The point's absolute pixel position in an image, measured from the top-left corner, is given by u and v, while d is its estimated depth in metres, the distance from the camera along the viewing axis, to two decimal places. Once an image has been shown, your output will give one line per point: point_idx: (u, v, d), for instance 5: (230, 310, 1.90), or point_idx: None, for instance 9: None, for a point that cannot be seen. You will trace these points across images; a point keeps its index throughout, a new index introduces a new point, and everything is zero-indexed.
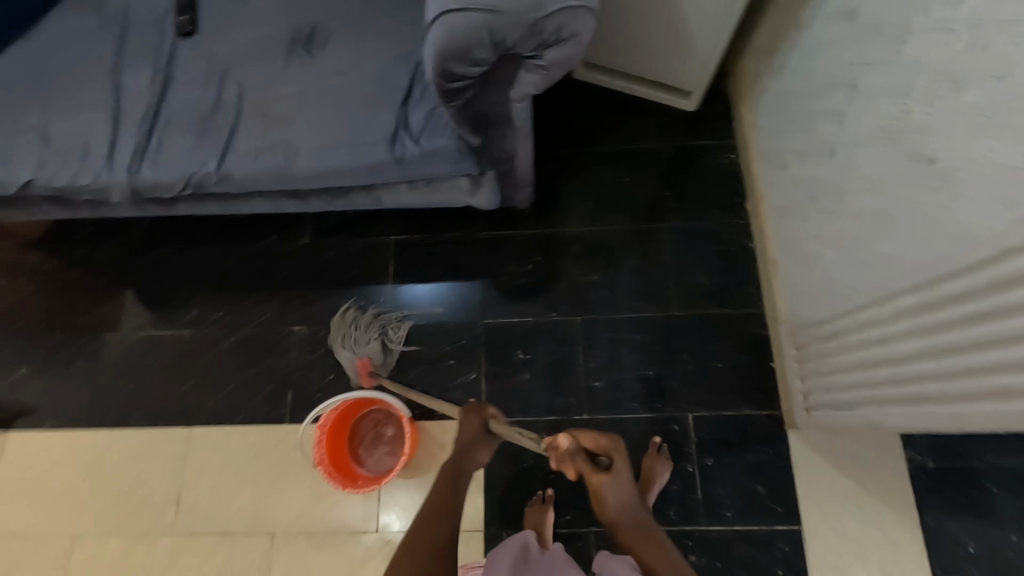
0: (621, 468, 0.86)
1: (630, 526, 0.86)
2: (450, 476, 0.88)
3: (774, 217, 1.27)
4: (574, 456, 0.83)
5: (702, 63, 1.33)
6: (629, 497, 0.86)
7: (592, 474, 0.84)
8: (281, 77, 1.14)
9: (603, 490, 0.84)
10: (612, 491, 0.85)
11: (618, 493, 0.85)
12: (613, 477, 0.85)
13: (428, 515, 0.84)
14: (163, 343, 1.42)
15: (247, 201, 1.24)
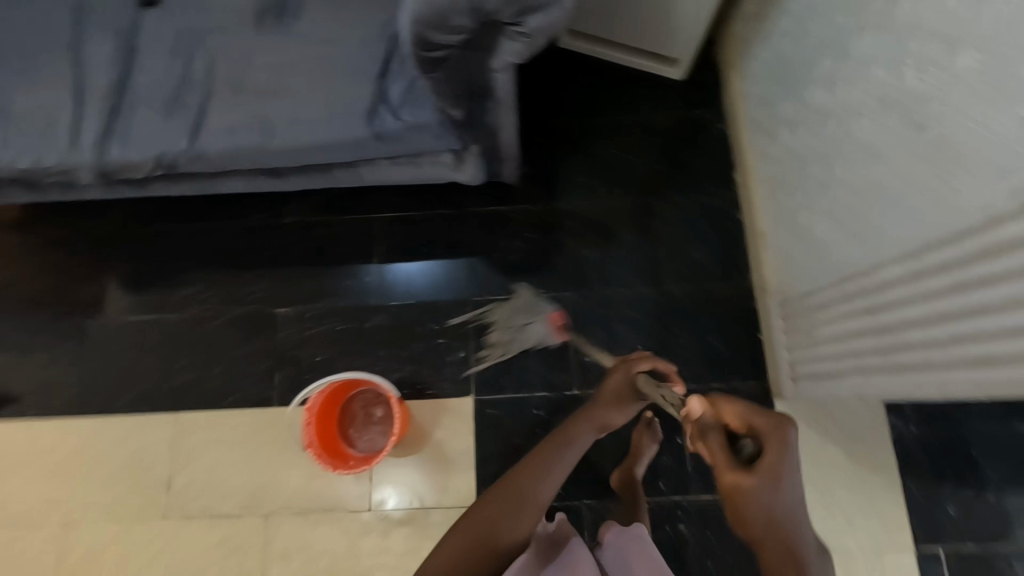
0: (777, 466, 0.60)
1: (774, 547, 0.59)
2: (549, 449, 0.79)
3: (763, 187, 1.26)
4: (709, 429, 0.64)
5: (691, 31, 1.29)
6: (786, 508, 0.59)
7: (725, 461, 0.61)
8: (253, 49, 1.09)
9: (746, 492, 0.59)
10: (758, 496, 0.59)
11: (770, 501, 0.59)
12: (763, 474, 0.59)
13: (507, 486, 0.77)
14: (146, 327, 1.39)
15: (226, 180, 1.20)
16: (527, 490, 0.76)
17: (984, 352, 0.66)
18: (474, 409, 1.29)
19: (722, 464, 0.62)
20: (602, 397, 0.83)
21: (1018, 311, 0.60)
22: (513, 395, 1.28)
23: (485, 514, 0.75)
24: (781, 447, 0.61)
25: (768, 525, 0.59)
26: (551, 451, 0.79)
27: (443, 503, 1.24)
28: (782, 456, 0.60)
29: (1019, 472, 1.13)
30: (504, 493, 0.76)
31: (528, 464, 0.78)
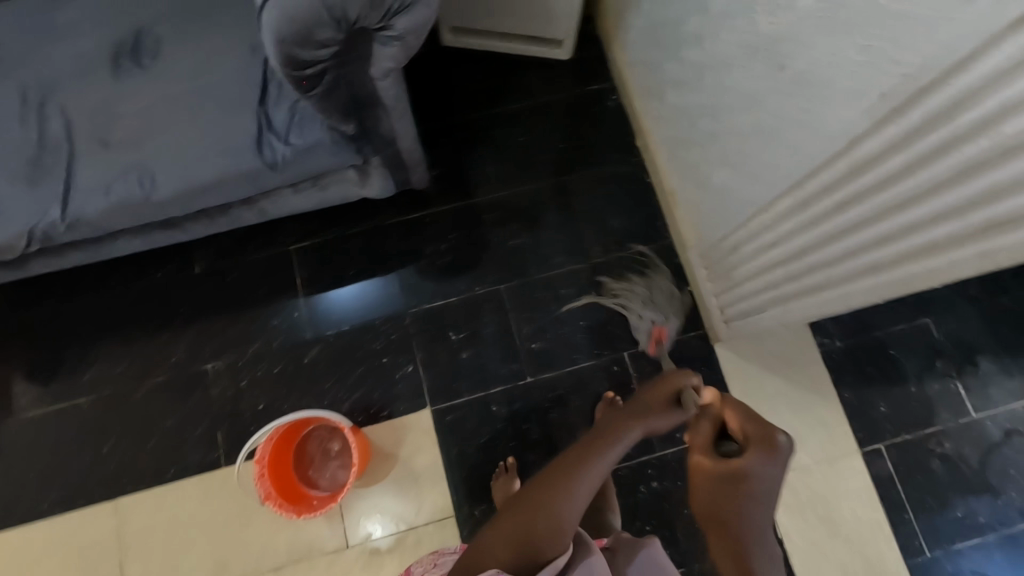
0: (750, 482, 0.58)
1: (725, 542, 0.62)
2: (593, 448, 0.69)
3: (663, 148, 1.31)
4: (699, 426, 0.63)
5: (566, 10, 1.31)
6: (747, 519, 0.60)
7: (699, 451, 0.62)
8: (114, 97, 1.01)
9: (703, 483, 0.61)
10: (714, 492, 0.60)
11: (722, 499, 0.60)
12: (727, 481, 0.59)
13: (545, 489, 0.67)
14: (60, 416, 1.27)
15: (115, 242, 1.11)
16: (574, 494, 0.66)
17: (880, 256, 0.73)
18: (433, 419, 1.27)
19: (699, 457, 0.62)
20: (641, 399, 0.70)
21: (904, 211, 0.66)
22: (470, 396, 1.28)
23: (524, 528, 0.65)
24: (760, 464, 0.58)
25: (720, 523, 0.61)
26: (597, 453, 0.68)
27: (422, 521, 1.22)
28: (763, 473, 0.58)
29: (931, 360, 1.26)
30: (541, 497, 0.66)
31: (571, 463, 0.68)
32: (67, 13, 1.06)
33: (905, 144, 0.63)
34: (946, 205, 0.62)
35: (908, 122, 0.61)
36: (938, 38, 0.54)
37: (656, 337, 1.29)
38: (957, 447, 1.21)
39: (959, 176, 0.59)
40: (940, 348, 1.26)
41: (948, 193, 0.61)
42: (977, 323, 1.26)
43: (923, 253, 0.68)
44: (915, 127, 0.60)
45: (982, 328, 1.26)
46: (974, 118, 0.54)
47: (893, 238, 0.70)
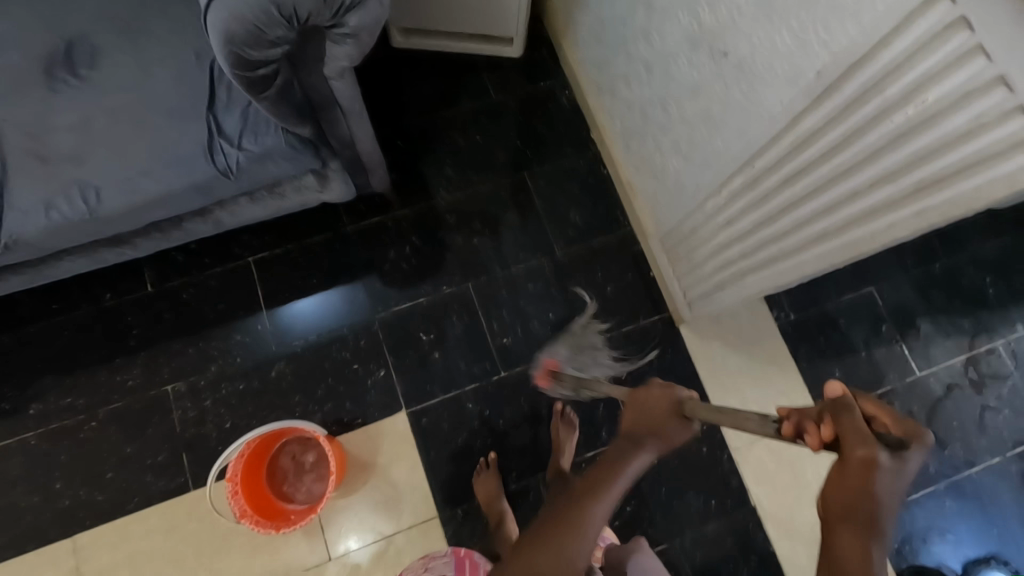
0: (905, 471, 0.50)
1: (863, 558, 0.49)
2: (610, 469, 0.67)
3: (617, 140, 1.35)
4: (846, 413, 0.52)
5: (514, 9, 1.34)
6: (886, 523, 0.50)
7: (863, 440, 0.50)
8: (48, 111, 0.96)
9: (872, 477, 0.49)
10: (878, 485, 0.49)
11: (878, 493, 0.49)
12: (891, 468, 0.50)
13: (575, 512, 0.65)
14: (6, 455, 1.19)
15: (58, 264, 1.05)
16: (597, 511, 0.65)
17: (827, 225, 0.77)
18: (409, 424, 1.26)
19: (863, 447, 0.50)
20: (635, 419, 0.71)
21: (847, 178, 0.71)
22: (445, 397, 1.27)
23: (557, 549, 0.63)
24: (916, 455, 0.50)
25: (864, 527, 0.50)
26: (616, 477, 0.66)
27: (405, 526, 1.20)
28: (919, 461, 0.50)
29: (876, 326, 1.34)
30: (572, 521, 0.65)
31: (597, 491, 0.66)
32: None
33: (843, 116, 0.67)
34: (885, 170, 0.66)
35: (844, 96, 0.65)
36: (864, 17, 0.59)
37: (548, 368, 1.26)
38: (905, 405, 1.30)
39: (894, 142, 0.64)
40: (883, 314, 1.35)
41: (887, 158, 0.65)
42: (914, 288, 1.36)
43: (866, 218, 0.72)
44: (852, 100, 0.65)
45: (918, 293, 1.36)
46: (910, 81, 0.59)
47: (838, 207, 0.74)
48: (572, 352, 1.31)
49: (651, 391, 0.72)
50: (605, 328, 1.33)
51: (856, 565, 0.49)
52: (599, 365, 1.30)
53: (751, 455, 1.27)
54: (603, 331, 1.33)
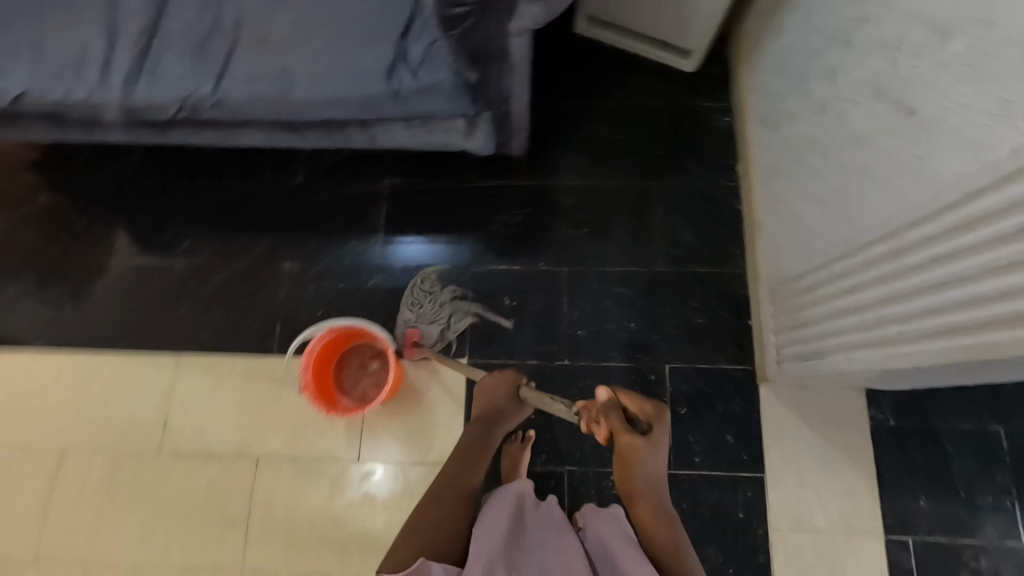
0: (658, 439, 0.82)
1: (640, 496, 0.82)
2: (476, 430, 0.98)
3: (762, 178, 1.30)
4: (612, 412, 0.82)
5: (703, 22, 1.33)
6: (653, 477, 0.82)
7: (625, 432, 0.80)
8: (280, 3, 1.12)
9: (637, 452, 0.80)
10: (644, 456, 0.80)
11: (647, 461, 0.80)
12: (647, 439, 0.81)
13: (466, 458, 0.95)
14: (155, 271, 1.43)
15: (244, 131, 1.24)
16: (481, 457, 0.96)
17: (955, 320, 0.69)
18: (465, 372, 1.32)
19: (624, 434, 0.80)
20: (486, 394, 1.02)
21: (990, 279, 0.63)
22: (504, 360, 1.32)
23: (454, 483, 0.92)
24: (657, 425, 0.83)
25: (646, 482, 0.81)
26: (480, 429, 0.98)
27: (429, 460, 1.28)
28: (662, 431, 0.83)
29: (989, 469, 1.17)
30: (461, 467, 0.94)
31: (474, 444, 0.97)
32: None
33: (1009, 209, 0.60)
34: None
35: (1012, 190, 0.59)
36: None
37: (411, 341, 1.31)
38: (993, 567, 1.12)
39: None
40: (1003, 460, 1.17)
41: None
42: None
43: (991, 323, 0.64)
44: (1017, 198, 0.58)
45: None
46: None
47: (971, 304, 0.67)
48: (431, 303, 1.34)
49: (491, 378, 1.03)
50: (431, 276, 1.37)
51: (641, 504, 0.82)
52: (441, 309, 1.34)
53: (788, 542, 1.17)
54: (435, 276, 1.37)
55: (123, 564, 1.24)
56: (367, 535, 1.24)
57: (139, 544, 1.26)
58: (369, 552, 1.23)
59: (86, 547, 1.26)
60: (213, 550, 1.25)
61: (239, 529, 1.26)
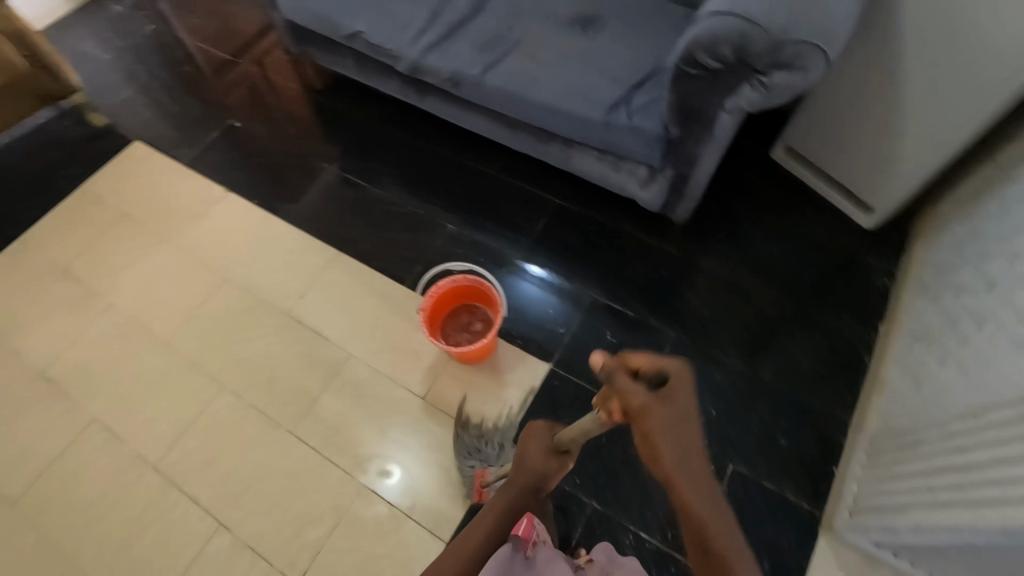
0: (681, 402, 0.59)
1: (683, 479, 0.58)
2: (498, 503, 0.82)
3: (903, 341, 1.29)
4: (616, 375, 0.60)
5: (895, 185, 1.40)
6: (687, 462, 0.59)
7: (631, 389, 0.58)
8: (553, 35, 1.41)
9: (655, 426, 0.58)
10: (666, 429, 0.58)
11: (670, 440, 0.58)
12: (665, 403, 0.58)
13: (482, 528, 0.79)
14: (355, 187, 1.75)
15: (478, 115, 1.56)
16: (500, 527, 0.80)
17: None
18: (544, 375, 1.41)
19: (640, 399, 0.58)
20: (521, 455, 0.85)
21: None
22: (582, 384, 1.39)
23: (464, 550, 0.76)
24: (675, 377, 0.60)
25: (677, 469, 0.58)
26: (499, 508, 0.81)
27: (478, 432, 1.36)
28: (687, 393, 0.59)
29: None
30: (476, 535, 0.78)
31: (495, 519, 0.80)
32: None
33: None
34: None
35: None
36: None
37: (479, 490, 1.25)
38: None
39: None
40: None
41: None
42: None
43: None
44: None
45: None
46: None
47: None
48: (489, 446, 1.32)
49: (529, 429, 0.87)
50: (474, 419, 1.36)
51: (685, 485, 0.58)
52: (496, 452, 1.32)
53: None
54: (469, 422, 1.36)
55: (213, 380, 1.46)
56: (400, 469, 1.33)
57: (231, 374, 1.46)
58: (387, 482, 1.32)
59: (196, 355, 1.49)
60: (278, 406, 1.41)
61: (305, 401, 1.41)
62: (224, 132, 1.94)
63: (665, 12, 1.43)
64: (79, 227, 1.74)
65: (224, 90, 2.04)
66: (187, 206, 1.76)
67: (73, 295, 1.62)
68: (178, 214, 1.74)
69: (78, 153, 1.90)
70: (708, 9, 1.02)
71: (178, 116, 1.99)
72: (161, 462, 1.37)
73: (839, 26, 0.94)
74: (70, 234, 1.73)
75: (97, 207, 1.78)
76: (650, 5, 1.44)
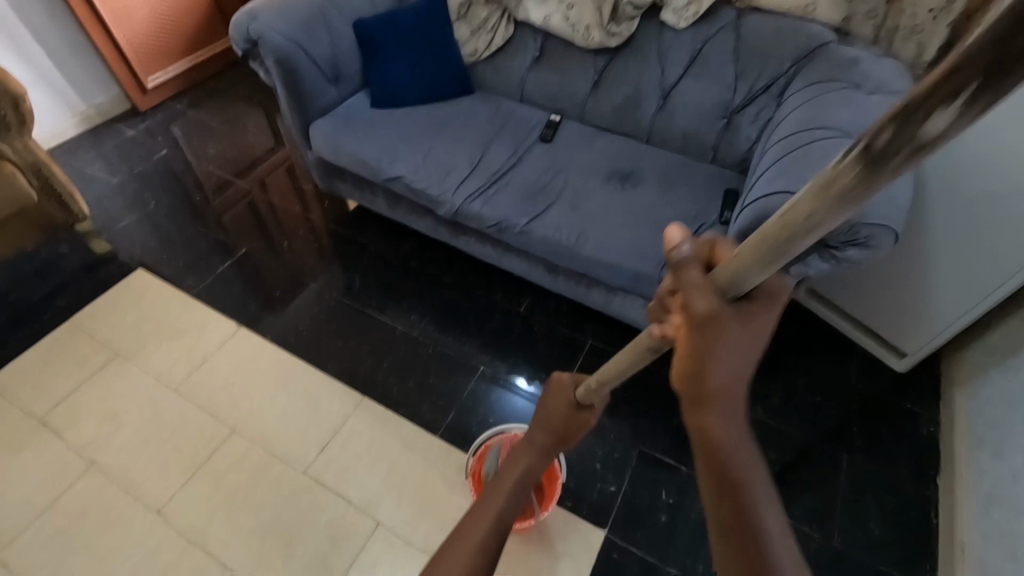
0: (755, 322, 0.45)
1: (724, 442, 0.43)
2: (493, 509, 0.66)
3: (974, 499, 1.24)
4: (688, 267, 0.44)
5: (927, 335, 1.44)
6: (743, 379, 0.44)
7: (716, 302, 0.42)
8: (596, 189, 1.46)
9: (722, 337, 0.42)
10: (731, 344, 0.43)
11: (733, 358, 0.43)
12: (740, 319, 0.44)
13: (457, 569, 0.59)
14: (379, 322, 1.66)
15: (517, 257, 1.55)
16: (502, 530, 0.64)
17: None
18: (600, 544, 1.27)
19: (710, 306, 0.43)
20: (545, 412, 0.79)
21: None
22: (644, 554, 1.26)
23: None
24: (760, 306, 0.45)
25: (726, 388, 0.43)
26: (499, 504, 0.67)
27: None
28: (769, 312, 0.46)
29: None
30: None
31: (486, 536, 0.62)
32: (600, 141, 1.61)
33: None
34: None
35: None
36: None
37: None
38: None
39: None
40: None
41: None
42: None
43: None
44: None
45: None
46: None
47: None
48: None
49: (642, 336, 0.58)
50: None
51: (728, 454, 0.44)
52: None
53: None
54: None
55: (215, 559, 1.24)
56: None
57: (237, 549, 1.25)
58: None
59: (195, 524, 1.28)
60: None
61: None
62: (236, 259, 1.85)
63: (697, 170, 1.51)
64: (65, 367, 1.56)
65: (237, 215, 1.99)
66: (192, 340, 1.62)
67: (51, 448, 1.40)
68: (181, 350, 1.60)
69: (74, 283, 1.76)
70: (772, 187, 1.07)
71: (185, 242, 1.90)
72: None
73: (902, 210, 1.01)
74: (54, 376, 1.54)
75: (88, 343, 1.61)
76: (682, 162, 1.53)
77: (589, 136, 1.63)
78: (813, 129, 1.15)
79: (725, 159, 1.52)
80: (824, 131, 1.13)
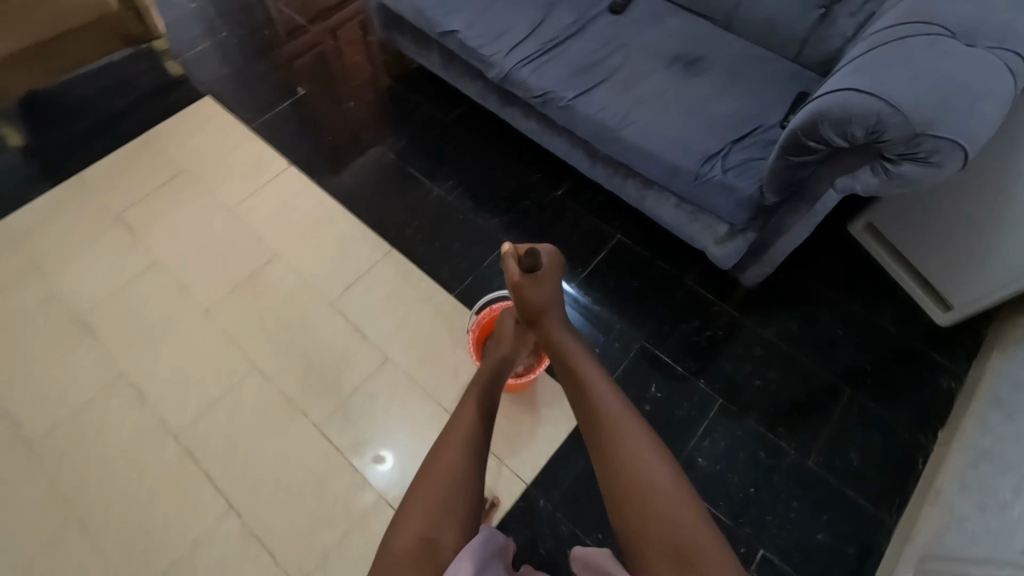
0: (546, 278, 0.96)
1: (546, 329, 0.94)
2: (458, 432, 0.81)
3: (969, 456, 1.21)
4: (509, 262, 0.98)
5: (981, 289, 1.32)
6: (548, 303, 0.95)
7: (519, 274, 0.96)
8: (654, 72, 1.35)
9: (531, 289, 0.95)
10: (535, 290, 0.95)
11: (537, 293, 0.95)
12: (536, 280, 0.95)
13: (435, 493, 0.73)
14: (418, 184, 1.71)
15: (560, 136, 1.51)
16: (474, 450, 0.79)
17: None
18: None
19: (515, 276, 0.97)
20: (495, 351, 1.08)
21: None
22: None
23: (419, 533, 0.69)
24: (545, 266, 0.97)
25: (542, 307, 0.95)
26: (461, 434, 0.81)
27: (508, 462, 1.32)
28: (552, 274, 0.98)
29: None
30: (425, 511, 0.71)
31: (455, 460, 0.76)
32: (674, 20, 1.46)
33: None
34: None
35: None
36: None
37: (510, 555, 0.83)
38: None
39: None
40: None
41: None
42: None
43: None
44: None
45: None
46: None
47: None
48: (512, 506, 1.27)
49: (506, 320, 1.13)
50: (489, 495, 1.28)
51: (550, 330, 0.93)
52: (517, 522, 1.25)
53: None
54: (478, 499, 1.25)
55: (248, 358, 1.43)
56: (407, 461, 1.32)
57: (267, 355, 1.44)
58: (380, 468, 1.31)
59: (235, 327, 1.47)
60: (310, 398, 1.38)
61: (336, 396, 1.39)
62: (294, 102, 1.90)
63: (775, 65, 1.35)
64: (137, 176, 1.72)
65: (301, 59, 2.01)
66: (247, 173, 1.73)
67: (123, 243, 1.60)
68: (235, 180, 1.71)
69: (149, 101, 1.88)
70: (840, 83, 0.96)
71: (249, 77, 1.96)
72: (183, 429, 1.35)
73: (987, 125, 0.88)
74: (128, 183, 1.71)
75: (157, 158, 1.76)
76: (759, 55, 1.38)
77: (664, 12, 1.48)
78: (913, 24, 0.99)
79: (810, 59, 1.35)
80: (927, 27, 0.97)
